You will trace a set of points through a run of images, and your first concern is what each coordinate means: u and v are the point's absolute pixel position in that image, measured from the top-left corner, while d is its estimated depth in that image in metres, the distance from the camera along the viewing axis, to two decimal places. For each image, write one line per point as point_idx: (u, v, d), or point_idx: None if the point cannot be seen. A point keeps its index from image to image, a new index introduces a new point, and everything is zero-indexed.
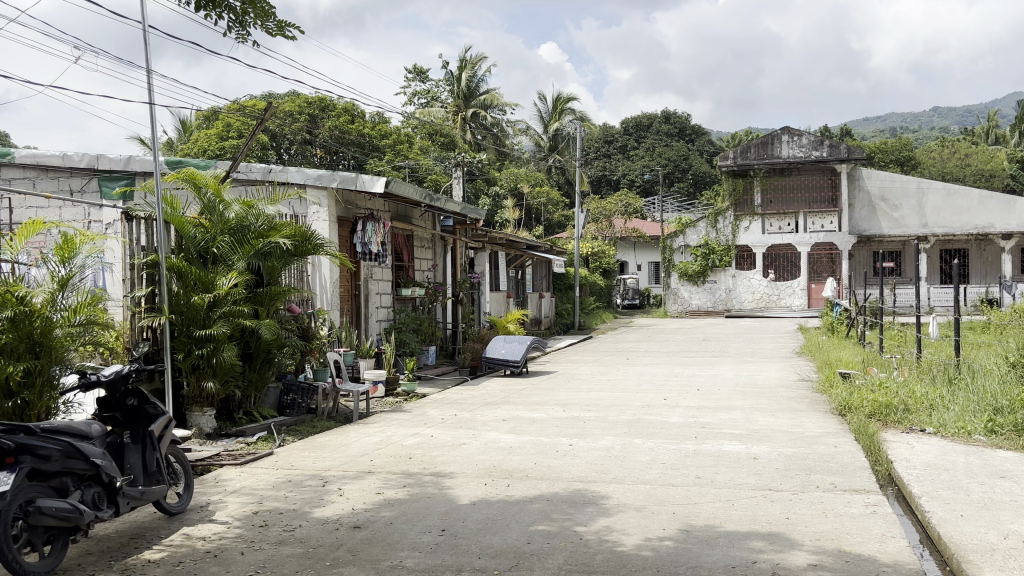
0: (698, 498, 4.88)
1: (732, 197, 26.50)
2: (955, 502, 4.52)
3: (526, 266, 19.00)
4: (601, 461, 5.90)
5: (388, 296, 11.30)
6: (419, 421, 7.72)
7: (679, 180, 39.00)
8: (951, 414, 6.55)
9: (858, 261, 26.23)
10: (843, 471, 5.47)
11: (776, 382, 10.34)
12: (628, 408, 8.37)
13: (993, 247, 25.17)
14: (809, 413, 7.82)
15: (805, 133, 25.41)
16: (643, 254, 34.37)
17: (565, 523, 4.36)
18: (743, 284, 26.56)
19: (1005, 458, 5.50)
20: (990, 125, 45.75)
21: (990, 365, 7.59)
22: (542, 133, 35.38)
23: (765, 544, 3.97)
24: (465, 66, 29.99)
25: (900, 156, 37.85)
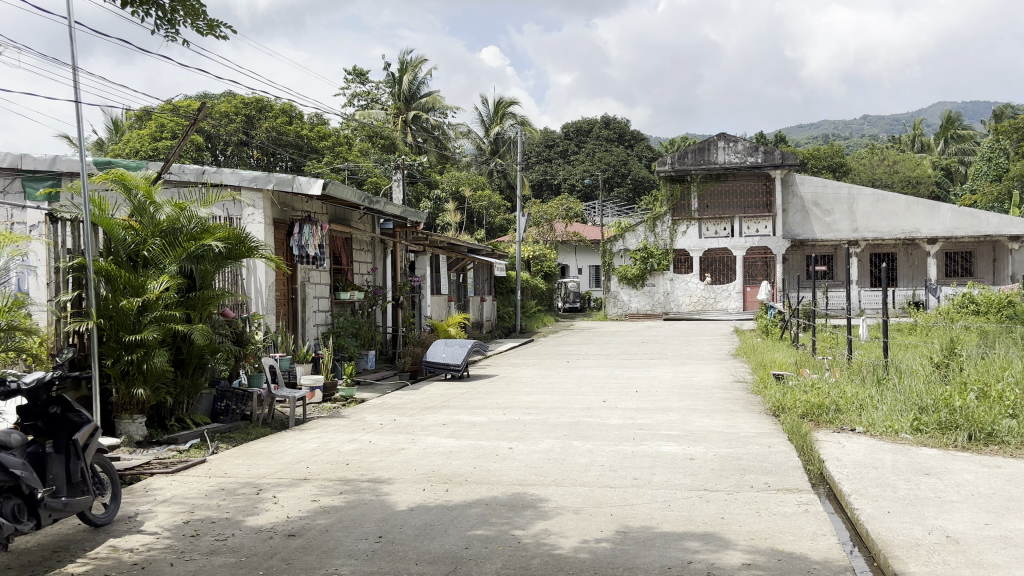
0: (635, 499, 4.92)
1: (669, 202, 26.93)
2: (883, 499, 4.64)
3: (468, 269, 18.97)
4: (539, 464, 5.91)
5: (325, 300, 11.16)
6: (357, 427, 7.64)
7: (619, 185, 39.48)
8: (880, 413, 6.71)
9: (791, 265, 26.83)
10: (776, 471, 5.57)
11: (713, 383, 10.51)
12: (568, 411, 8.40)
13: (920, 252, 25.88)
14: (744, 414, 7.96)
15: (740, 140, 25.90)
16: (584, 258, 34.65)
17: (503, 527, 4.34)
18: (681, 287, 26.96)
19: (930, 455, 5.68)
20: (916, 133, 47.21)
21: (917, 365, 7.82)
22: (483, 137, 35.41)
23: (700, 544, 4.01)
24: (405, 69, 29.94)
25: (832, 162, 38.78)
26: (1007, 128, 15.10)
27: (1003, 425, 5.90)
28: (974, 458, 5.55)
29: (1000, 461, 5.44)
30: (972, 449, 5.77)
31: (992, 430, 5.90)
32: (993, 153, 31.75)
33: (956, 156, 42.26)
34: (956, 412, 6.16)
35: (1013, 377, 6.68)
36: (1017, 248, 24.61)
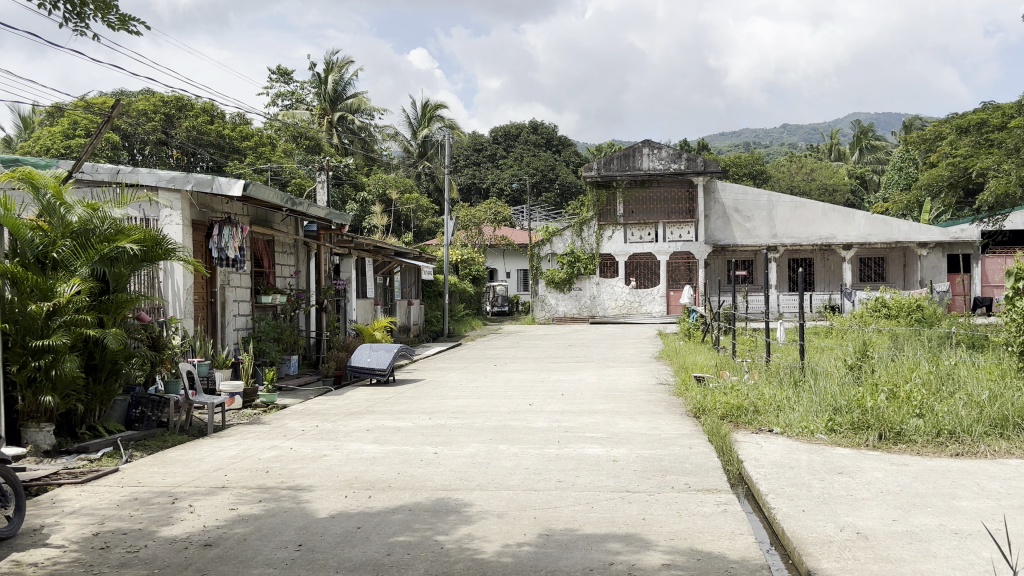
0: (558, 502, 4.95)
1: (596, 207, 27.19)
2: (798, 497, 4.77)
3: (395, 272, 18.82)
4: (464, 469, 5.89)
5: (246, 303, 10.93)
6: (278, 433, 7.49)
7: (546, 190, 39.73)
8: (796, 414, 6.91)
9: (713, 270, 27.45)
10: (696, 472, 5.68)
11: (636, 386, 10.67)
12: (494, 415, 8.40)
13: (836, 257, 26.75)
14: (666, 416, 8.09)
15: (664, 146, 26.37)
16: (512, 262, 34.77)
17: (427, 533, 4.31)
18: (607, 291, 27.27)
19: (843, 454, 5.86)
20: (833, 142, 48.77)
21: (831, 368, 8.07)
22: (411, 139, 35.21)
23: (621, 546, 4.05)
24: (331, 69, 29.68)
25: (752, 169, 39.73)
26: (915, 139, 15.75)
27: (910, 424, 6.11)
28: (885, 456, 5.74)
29: (908, 459, 5.65)
30: (882, 449, 5.98)
31: (901, 430, 6.10)
32: (904, 163, 33.06)
33: (870, 166, 43.80)
34: (868, 412, 6.37)
35: (920, 377, 6.94)
36: (926, 254, 25.64)
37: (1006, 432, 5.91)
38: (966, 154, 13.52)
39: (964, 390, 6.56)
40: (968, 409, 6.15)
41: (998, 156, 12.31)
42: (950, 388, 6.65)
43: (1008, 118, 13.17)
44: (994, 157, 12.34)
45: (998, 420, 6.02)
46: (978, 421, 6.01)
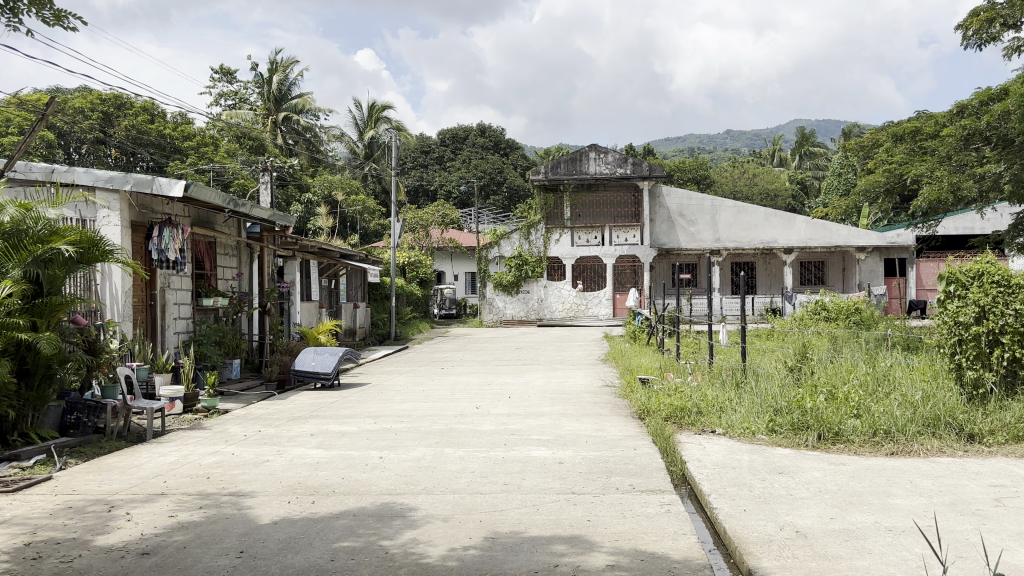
0: (504, 504, 4.95)
1: (543, 211, 27.31)
2: (739, 497, 4.85)
3: (340, 275, 18.64)
4: (410, 473, 5.86)
5: (186, 306, 10.73)
6: (220, 439, 7.36)
7: (495, 193, 39.73)
8: (738, 415, 7.02)
9: (658, 273, 27.81)
10: (641, 473, 5.74)
11: (582, 388, 10.73)
12: (440, 418, 8.37)
13: (777, 261, 27.33)
14: (611, 418, 8.16)
15: (611, 151, 26.62)
16: (460, 265, 34.71)
17: (371, 538, 4.28)
18: (554, 294, 27.40)
19: (784, 455, 5.98)
20: (775, 148, 49.79)
21: (772, 369, 8.22)
22: (357, 140, 34.95)
23: (566, 547, 4.07)
24: (275, 69, 29.38)
25: (696, 174, 40.26)
26: (854, 146, 16.14)
27: (848, 424, 6.26)
28: (824, 457, 5.87)
29: (846, 458, 5.79)
30: (821, 449, 6.12)
31: (839, 430, 6.25)
32: (842, 169, 33.87)
33: (809, 171, 44.80)
34: (808, 413, 6.50)
35: (858, 379, 7.11)
36: (864, 258, 26.32)
37: (939, 431, 6.09)
38: (901, 161, 13.93)
39: (899, 390, 6.74)
40: (902, 410, 6.32)
41: (931, 163, 12.69)
42: (885, 389, 6.83)
43: (940, 126, 13.58)
44: (927, 165, 12.57)
45: (931, 419, 6.20)
46: (912, 421, 6.19)
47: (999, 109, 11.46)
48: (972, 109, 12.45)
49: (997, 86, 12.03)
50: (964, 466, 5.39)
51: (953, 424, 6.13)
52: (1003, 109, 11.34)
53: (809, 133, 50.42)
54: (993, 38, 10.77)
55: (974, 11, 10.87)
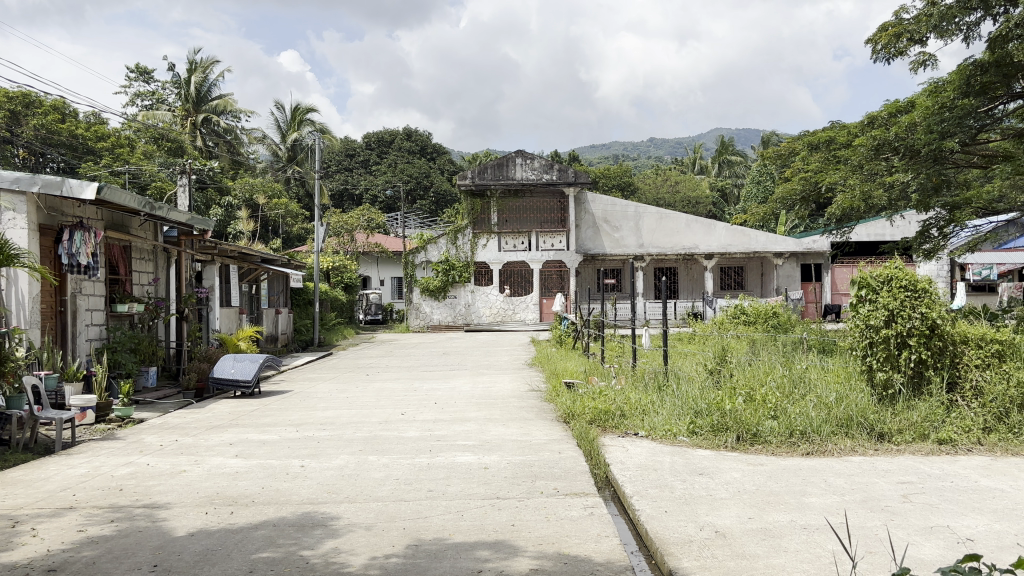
0: (428, 511, 4.92)
1: (470, 216, 27.22)
2: (660, 499, 4.93)
3: (261, 280, 18.28)
4: (332, 482, 5.77)
5: (99, 312, 10.37)
6: (134, 449, 7.12)
7: (421, 198, 39.56)
8: (660, 417, 7.14)
9: (584, 278, 28.12)
10: (565, 476, 5.78)
11: (508, 393, 10.74)
12: (364, 425, 8.26)
13: (698, 267, 27.92)
14: (537, 422, 8.21)
15: (537, 157, 26.77)
16: (386, 270, 34.42)
17: (291, 549, 4.19)
18: (481, 299, 27.36)
19: (704, 456, 6.10)
20: (696, 156, 50.89)
21: (692, 373, 8.38)
22: (280, 143, 34.39)
23: (490, 553, 4.07)
24: (195, 69, 28.85)
25: (621, 181, 40.83)
26: (772, 155, 16.61)
27: (765, 425, 6.41)
28: (742, 457, 6.02)
29: (763, 459, 5.94)
30: (739, 449, 6.27)
31: (757, 431, 6.41)
32: (761, 177, 34.83)
33: (730, 179, 45.99)
34: (727, 414, 6.65)
35: (774, 381, 7.30)
36: (781, 263, 27.09)
37: (851, 431, 6.31)
38: (816, 169, 14.41)
39: (813, 392, 6.95)
40: (817, 411, 6.50)
41: (844, 172, 13.15)
42: (801, 391, 7.02)
43: (852, 136, 14.08)
44: (841, 173, 13.16)
45: (843, 420, 6.40)
46: (826, 421, 6.38)
47: (906, 120, 11.95)
48: (882, 121, 12.99)
49: (903, 99, 12.57)
50: (875, 465, 5.59)
51: (864, 424, 6.35)
52: (910, 120, 11.84)
53: (728, 142, 51.71)
54: (900, 53, 11.23)
55: (882, 26, 11.34)
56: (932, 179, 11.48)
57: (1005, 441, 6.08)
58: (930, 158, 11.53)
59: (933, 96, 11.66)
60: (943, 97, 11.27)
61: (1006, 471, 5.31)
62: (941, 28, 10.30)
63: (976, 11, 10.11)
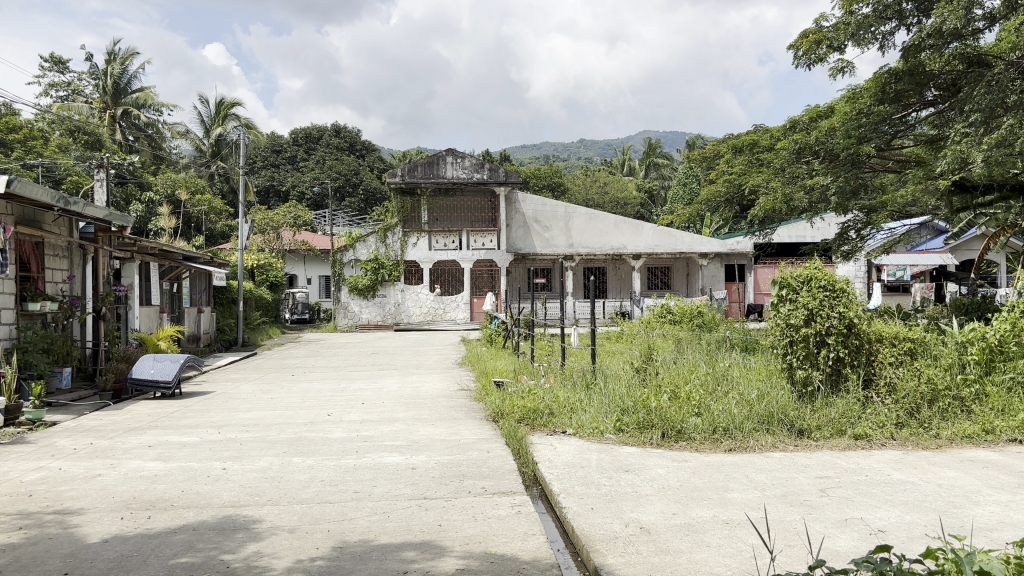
0: (354, 513, 4.85)
1: (400, 214, 26.95)
2: (587, 496, 4.96)
3: (183, 278, 17.79)
4: (255, 484, 5.65)
5: (9, 310, 9.95)
6: (45, 453, 6.84)
7: (349, 195, 39.16)
8: (587, 415, 7.18)
9: (514, 277, 28.18)
10: (493, 475, 5.77)
11: (437, 392, 10.71)
12: (290, 427, 8.12)
13: (626, 267, 28.29)
14: (465, 421, 8.19)
15: (467, 156, 26.66)
16: (314, 268, 33.96)
17: (211, 553, 4.09)
18: (411, 298, 27.12)
19: (630, 453, 6.15)
20: (625, 158, 51.51)
21: (620, 371, 8.48)
22: (203, 138, 33.55)
23: (416, 553, 4.03)
24: (113, 60, 27.99)
25: (551, 182, 41.10)
26: (698, 156, 16.76)
27: (690, 421, 6.52)
28: (667, 454, 6.11)
29: (688, 455, 6.02)
30: (665, 446, 6.34)
31: (681, 428, 6.51)
32: (687, 179, 35.49)
33: (657, 181, 46.77)
34: (651, 412, 6.73)
35: (698, 379, 7.42)
36: (706, 264, 27.59)
37: (772, 428, 6.45)
38: (740, 172, 14.76)
39: (736, 389, 7.07)
40: (740, 408, 6.63)
41: (767, 174, 13.51)
42: (723, 388, 7.15)
43: (774, 140, 14.39)
44: (764, 176, 13.54)
45: (765, 417, 6.55)
46: (748, 419, 6.51)
47: (826, 125, 12.27)
48: (803, 125, 13.32)
49: (823, 105, 12.90)
50: (794, 460, 5.73)
51: (785, 421, 6.51)
52: (829, 125, 12.20)
53: (656, 145, 52.47)
54: (819, 59, 11.56)
55: (803, 33, 11.65)
56: (851, 182, 11.84)
57: (915, 435, 6.32)
58: (848, 162, 11.89)
59: (851, 103, 12.02)
60: (860, 103, 11.66)
61: (917, 464, 5.52)
62: (857, 37, 10.58)
63: (890, 21, 10.43)
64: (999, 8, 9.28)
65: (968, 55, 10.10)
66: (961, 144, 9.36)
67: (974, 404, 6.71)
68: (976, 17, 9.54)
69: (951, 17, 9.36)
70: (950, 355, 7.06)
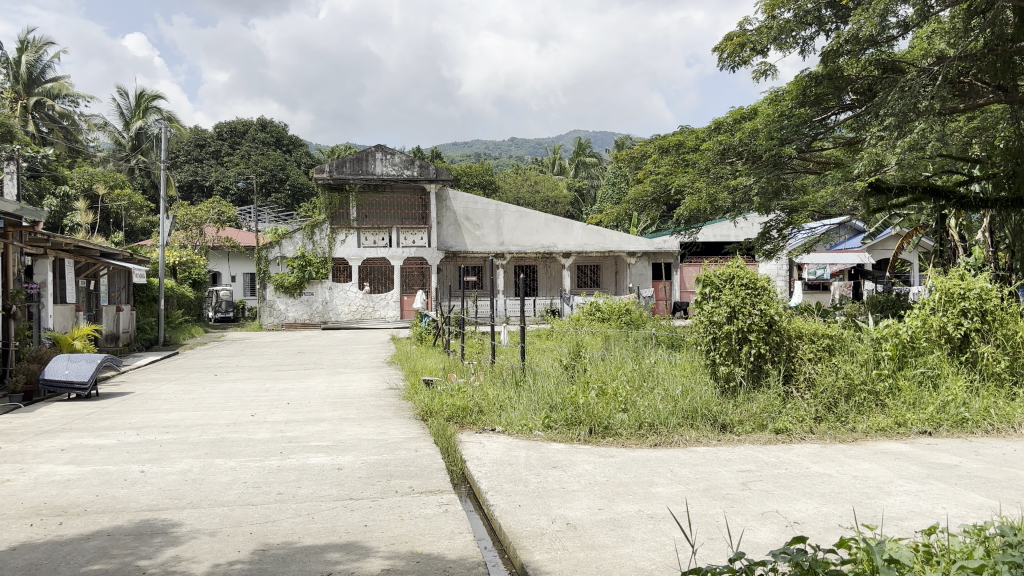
0: (278, 515, 4.76)
1: (328, 210, 26.54)
2: (515, 493, 4.97)
3: (100, 276, 17.20)
4: (174, 487, 5.49)
5: None
6: None
7: (276, 191, 38.57)
8: (516, 413, 7.18)
9: (445, 275, 28.10)
10: (421, 474, 5.74)
11: (365, 392, 10.58)
12: (212, 428, 7.92)
13: (556, 265, 28.49)
14: (394, 421, 8.12)
15: (397, 152, 26.40)
16: (238, 265, 33.30)
17: (126, 559, 3.96)
18: (339, 296, 26.77)
19: (558, 450, 6.18)
20: (556, 157, 51.84)
21: (549, 368, 8.54)
22: (123, 131, 32.54)
23: (341, 555, 3.97)
24: (26, 49, 26.95)
25: (482, 180, 41.08)
26: (627, 156, 16.81)
27: (616, 417, 6.60)
28: (594, 449, 6.17)
29: (614, 450, 6.10)
30: (592, 442, 6.40)
31: (609, 424, 6.57)
32: (616, 179, 35.95)
33: (586, 180, 47.26)
34: (580, 408, 6.79)
35: (625, 375, 7.52)
36: (634, 263, 28.05)
37: (696, 422, 6.57)
38: (666, 172, 15.00)
39: (662, 384, 7.19)
40: (665, 404, 6.74)
41: (693, 174, 13.77)
42: (649, 383, 7.25)
43: (699, 141, 14.64)
44: (690, 176, 13.82)
45: (689, 412, 6.67)
46: (672, 414, 6.62)
47: (749, 127, 12.50)
48: (727, 127, 13.61)
49: (746, 107, 13.17)
50: (717, 454, 5.85)
51: (708, 416, 6.63)
52: (752, 127, 12.46)
53: (585, 144, 52.99)
54: (744, 61, 11.84)
55: (727, 35, 11.89)
56: (772, 183, 12.25)
57: (833, 428, 6.52)
58: (770, 163, 12.24)
59: (773, 105, 12.24)
60: (782, 106, 11.76)
61: (833, 457, 5.69)
62: (779, 41, 10.84)
63: (810, 27, 10.70)
64: (912, 16, 9.49)
65: (883, 61, 10.41)
66: (877, 147, 9.58)
67: (888, 398, 6.95)
68: (891, 25, 9.69)
69: (867, 25, 9.48)
70: (865, 351, 7.30)
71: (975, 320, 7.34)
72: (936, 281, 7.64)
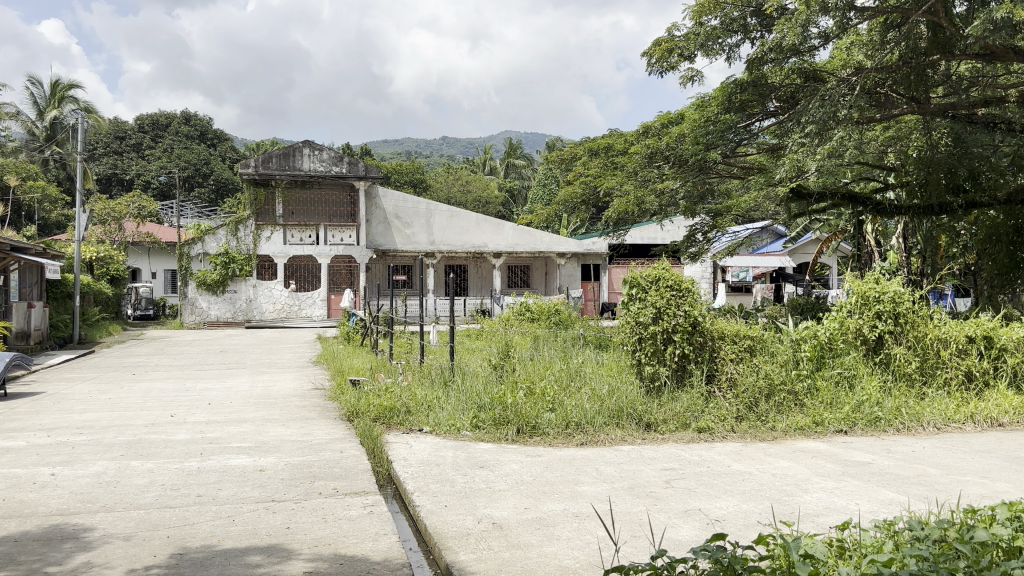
0: (196, 517, 4.64)
1: (253, 206, 26.03)
2: (441, 493, 4.94)
3: (9, 270, 16.53)
4: (87, 490, 5.29)
5: None
6: None
7: (199, 185, 37.67)
8: (443, 413, 7.13)
9: (374, 274, 27.84)
10: (345, 476, 5.66)
11: (289, 392, 10.41)
12: (127, 429, 7.67)
13: (487, 265, 28.53)
14: (320, 421, 8.00)
15: (325, 149, 26.06)
16: (158, 262, 32.39)
17: (33, 565, 3.79)
18: (264, 294, 26.24)
19: (485, 449, 6.17)
20: (487, 157, 51.93)
21: (477, 368, 8.53)
22: (36, 121, 31.33)
23: (262, 557, 3.89)
24: None
25: (412, 178, 40.88)
26: (557, 158, 16.93)
27: (544, 417, 6.63)
28: (521, 449, 6.17)
29: (540, 450, 6.12)
30: (520, 442, 6.41)
31: (536, 423, 6.60)
32: (546, 180, 36.18)
33: (517, 181, 47.47)
34: (508, 408, 6.79)
35: (553, 374, 7.56)
36: (563, 263, 28.26)
37: (622, 421, 6.64)
38: (596, 174, 15.13)
39: (588, 384, 7.24)
40: (591, 403, 6.80)
41: (621, 177, 13.89)
42: (576, 383, 7.30)
43: (627, 144, 14.85)
44: (618, 179, 13.96)
45: (615, 411, 6.74)
46: (598, 413, 6.68)
47: (676, 132, 12.73)
48: (654, 131, 13.80)
49: (673, 112, 13.37)
50: (641, 453, 5.92)
51: (634, 415, 6.69)
52: (679, 132, 12.68)
53: (516, 145, 53.20)
54: (671, 67, 12.02)
55: (656, 40, 12.05)
56: (698, 187, 12.67)
57: (754, 427, 6.67)
58: (696, 167, 12.64)
59: (700, 111, 12.43)
60: (708, 111, 11.88)
61: (754, 456, 5.82)
62: (706, 47, 11.02)
63: (736, 34, 10.93)
64: (831, 27, 9.76)
65: (805, 70, 10.68)
66: (798, 153, 9.80)
67: (807, 398, 7.12)
68: (813, 35, 9.98)
69: (789, 33, 9.68)
70: (785, 352, 7.47)
71: (889, 322, 7.63)
72: (852, 285, 7.90)
